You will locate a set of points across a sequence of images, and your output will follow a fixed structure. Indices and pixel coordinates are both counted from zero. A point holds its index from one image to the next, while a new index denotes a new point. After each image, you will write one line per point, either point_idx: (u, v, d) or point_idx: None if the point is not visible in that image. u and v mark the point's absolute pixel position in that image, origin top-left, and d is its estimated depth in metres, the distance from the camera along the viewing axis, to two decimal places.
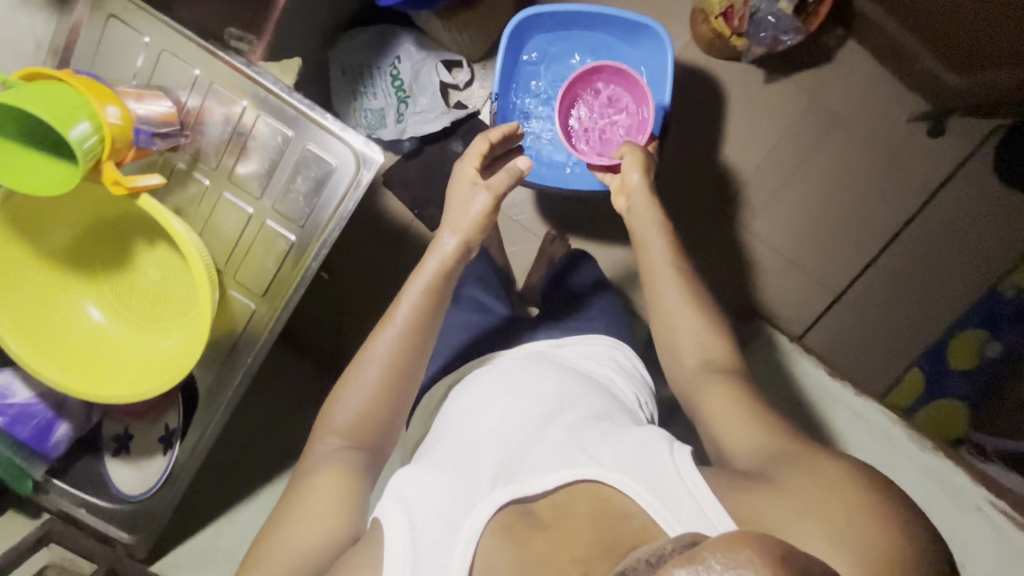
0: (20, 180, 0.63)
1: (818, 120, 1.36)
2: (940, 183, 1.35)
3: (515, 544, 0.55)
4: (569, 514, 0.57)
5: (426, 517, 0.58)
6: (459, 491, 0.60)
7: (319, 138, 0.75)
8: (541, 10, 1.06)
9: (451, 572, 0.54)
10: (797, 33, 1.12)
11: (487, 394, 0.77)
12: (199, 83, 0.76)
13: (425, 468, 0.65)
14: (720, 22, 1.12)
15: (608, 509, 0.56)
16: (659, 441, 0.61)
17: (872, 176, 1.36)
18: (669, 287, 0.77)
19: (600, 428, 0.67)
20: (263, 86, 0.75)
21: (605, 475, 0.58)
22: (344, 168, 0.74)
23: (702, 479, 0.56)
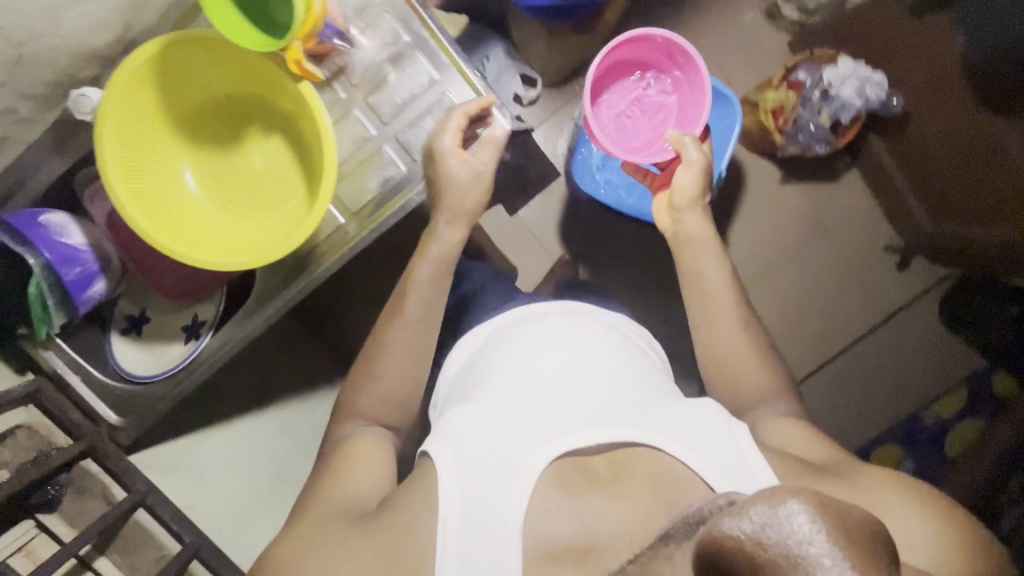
0: (222, 21, 0.75)
1: (813, 227, 1.56)
2: (895, 310, 1.57)
3: (566, 492, 0.66)
4: (620, 471, 0.67)
5: (484, 464, 0.66)
6: (514, 440, 0.69)
7: (458, 90, 0.88)
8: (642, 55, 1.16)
9: (507, 535, 0.62)
10: (828, 145, 1.32)
11: (514, 355, 0.81)
12: (372, 7, 0.86)
13: (475, 411, 0.72)
14: (769, 117, 1.31)
15: (664, 470, 0.66)
16: (707, 413, 0.71)
17: (843, 288, 1.57)
18: (717, 309, 0.84)
19: (645, 394, 0.77)
20: (429, 35, 0.87)
21: (656, 436, 0.68)
22: (473, 121, 0.87)
23: (750, 444, 0.68)
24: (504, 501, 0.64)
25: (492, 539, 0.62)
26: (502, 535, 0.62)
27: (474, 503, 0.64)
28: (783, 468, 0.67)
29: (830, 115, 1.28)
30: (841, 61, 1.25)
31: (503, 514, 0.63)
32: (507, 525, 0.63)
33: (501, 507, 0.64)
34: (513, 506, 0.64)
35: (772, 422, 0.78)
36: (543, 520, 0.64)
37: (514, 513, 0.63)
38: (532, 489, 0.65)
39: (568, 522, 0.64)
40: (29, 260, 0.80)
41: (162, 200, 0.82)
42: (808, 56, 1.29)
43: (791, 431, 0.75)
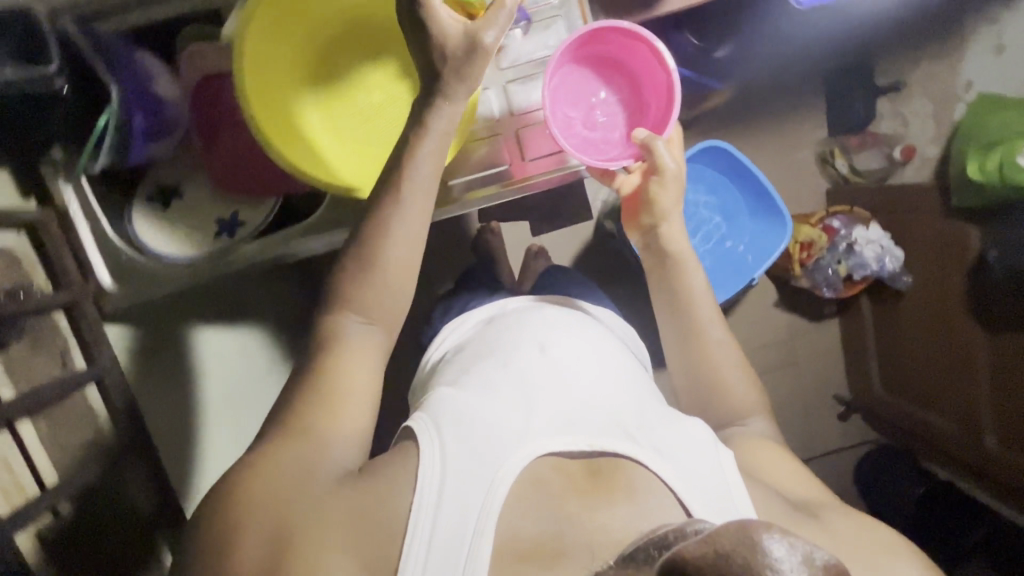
0: None
1: (784, 355, 1.66)
2: (822, 453, 1.69)
3: (543, 493, 0.63)
4: (601, 478, 0.65)
5: (462, 447, 0.65)
6: (493, 431, 0.67)
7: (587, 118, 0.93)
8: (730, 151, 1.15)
9: (484, 509, 0.60)
10: (835, 292, 1.44)
11: (509, 351, 0.83)
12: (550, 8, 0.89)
13: (465, 397, 0.73)
14: (797, 246, 1.40)
15: (644, 485, 0.64)
16: (700, 441, 0.70)
17: (788, 417, 1.67)
18: (718, 365, 0.83)
19: (638, 408, 0.75)
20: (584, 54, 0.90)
21: (641, 452, 0.66)
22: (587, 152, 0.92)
23: (733, 473, 0.67)
24: (473, 488, 0.61)
25: (461, 526, 0.59)
26: (472, 522, 0.59)
27: (445, 486, 0.61)
28: (765, 505, 0.66)
29: (850, 269, 1.40)
30: (872, 225, 1.40)
31: (472, 502, 0.61)
32: (477, 513, 0.60)
33: (472, 493, 0.61)
34: (482, 494, 0.61)
35: (741, 445, 0.76)
36: (519, 507, 0.61)
37: (486, 506, 0.60)
38: (507, 483, 0.62)
39: (542, 525, 0.61)
40: (111, 87, 0.81)
41: (276, 98, 0.82)
42: (847, 209, 1.43)
43: (780, 467, 0.75)
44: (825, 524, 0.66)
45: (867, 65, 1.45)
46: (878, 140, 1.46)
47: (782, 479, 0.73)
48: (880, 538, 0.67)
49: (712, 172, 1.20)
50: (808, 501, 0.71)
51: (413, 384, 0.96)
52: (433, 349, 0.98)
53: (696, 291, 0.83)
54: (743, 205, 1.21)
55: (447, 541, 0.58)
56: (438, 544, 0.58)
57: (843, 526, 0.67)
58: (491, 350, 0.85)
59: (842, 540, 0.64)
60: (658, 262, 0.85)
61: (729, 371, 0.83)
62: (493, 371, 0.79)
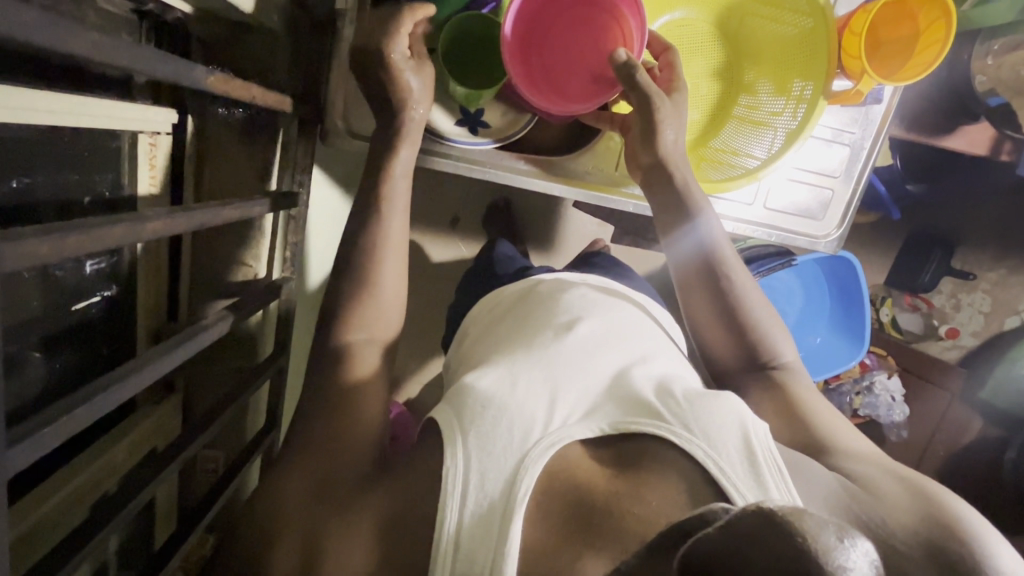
0: (808, 37, 0.72)
1: None
2: None
3: (570, 481, 0.55)
4: (630, 468, 0.56)
5: (486, 436, 0.56)
6: (517, 411, 0.58)
7: (826, 207, 0.81)
8: (854, 265, 1.21)
9: (515, 488, 0.53)
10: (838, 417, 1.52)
11: (534, 329, 0.71)
12: (878, 91, 0.77)
13: (494, 371, 0.63)
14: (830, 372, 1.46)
15: (688, 482, 0.54)
16: (729, 407, 0.59)
17: None
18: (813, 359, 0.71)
19: (670, 379, 0.65)
20: (867, 148, 0.79)
21: (672, 431, 0.57)
22: (806, 229, 0.81)
23: (771, 448, 0.56)
24: (496, 477, 0.54)
25: (490, 513, 0.53)
26: (499, 513, 0.52)
27: (468, 480, 0.54)
28: (856, 493, 0.55)
29: (862, 403, 1.50)
30: (894, 376, 1.51)
31: (494, 491, 0.53)
32: (501, 505, 0.53)
33: (490, 484, 0.54)
34: (507, 480, 0.54)
35: (781, 414, 0.66)
36: (556, 482, 0.55)
37: (512, 494, 0.53)
38: (536, 469, 0.54)
39: (572, 516, 0.54)
40: None
41: None
42: (880, 352, 1.51)
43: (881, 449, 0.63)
44: (873, 488, 0.55)
45: (952, 243, 1.50)
46: (930, 312, 1.54)
47: (847, 440, 0.63)
48: (930, 499, 0.53)
49: (821, 274, 1.26)
50: (862, 456, 0.60)
51: (457, 337, 0.86)
52: (473, 312, 0.87)
53: (740, 280, 0.73)
54: (827, 314, 1.29)
55: (475, 529, 0.52)
56: (469, 523, 0.52)
57: (880, 486, 0.55)
58: (518, 326, 0.74)
59: (897, 510, 0.52)
60: (702, 283, 0.73)
61: (776, 334, 0.72)
62: (520, 341, 0.70)
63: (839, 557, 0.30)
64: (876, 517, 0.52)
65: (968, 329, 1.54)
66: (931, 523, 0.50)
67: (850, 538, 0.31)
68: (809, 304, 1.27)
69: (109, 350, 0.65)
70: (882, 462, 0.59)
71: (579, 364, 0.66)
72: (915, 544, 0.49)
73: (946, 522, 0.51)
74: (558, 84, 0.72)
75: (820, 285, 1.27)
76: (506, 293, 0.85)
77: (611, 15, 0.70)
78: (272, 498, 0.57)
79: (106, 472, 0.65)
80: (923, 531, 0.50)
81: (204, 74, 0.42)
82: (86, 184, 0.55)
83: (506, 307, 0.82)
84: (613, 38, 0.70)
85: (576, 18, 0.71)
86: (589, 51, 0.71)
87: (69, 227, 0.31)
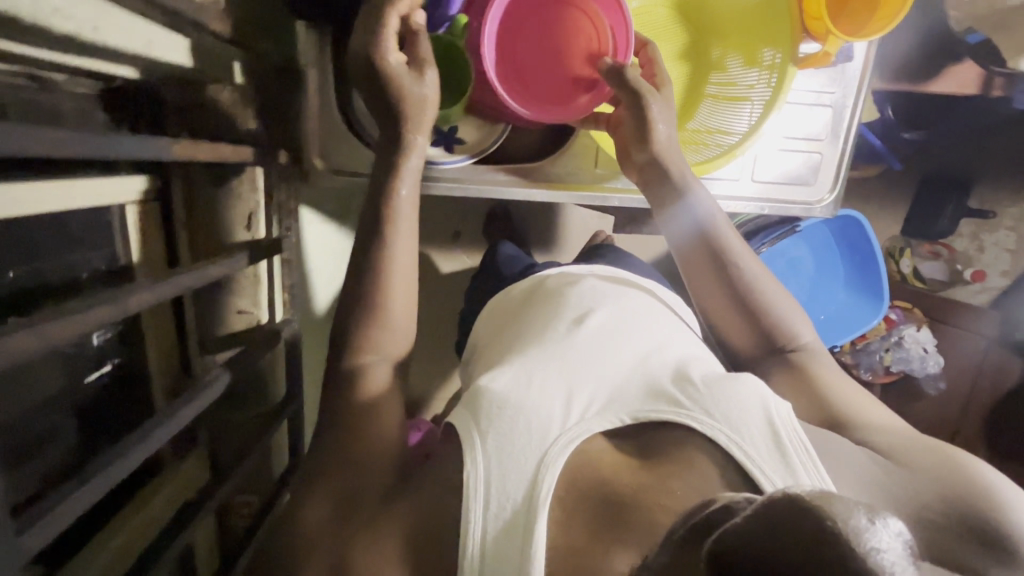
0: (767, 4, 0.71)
1: None
2: None
3: (591, 478, 0.55)
4: (653, 459, 0.56)
5: (503, 440, 0.56)
6: (532, 411, 0.58)
7: (817, 171, 0.79)
8: (863, 222, 1.18)
9: (537, 489, 0.53)
10: (871, 375, 1.48)
11: (545, 326, 0.72)
12: (850, 49, 0.75)
13: (508, 372, 0.64)
14: None
15: (710, 468, 0.54)
16: (749, 391, 0.58)
17: None
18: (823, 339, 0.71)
19: (688, 365, 0.65)
20: (850, 106, 0.77)
21: (692, 418, 0.57)
22: (798, 196, 0.79)
23: (795, 426, 0.55)
24: (516, 479, 0.54)
25: (515, 515, 0.53)
26: (522, 518, 0.52)
27: (490, 484, 0.54)
28: (889, 471, 0.54)
29: (893, 360, 1.46)
30: (925, 328, 1.46)
31: (517, 496, 0.53)
32: (525, 509, 0.53)
33: (512, 490, 0.54)
34: (528, 481, 0.54)
35: (801, 392, 0.66)
36: (578, 479, 0.55)
37: (534, 494, 0.53)
38: (556, 468, 0.55)
39: (597, 512, 0.54)
40: None
41: None
42: (907, 305, 1.47)
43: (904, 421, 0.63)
44: (906, 463, 0.55)
45: (967, 184, 1.45)
46: (954, 257, 1.49)
47: (870, 415, 0.61)
48: (963, 466, 0.53)
49: (831, 236, 1.23)
50: (890, 429, 0.59)
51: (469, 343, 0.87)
52: (483, 317, 0.87)
53: (742, 254, 0.72)
54: (843, 275, 1.25)
55: (502, 537, 0.52)
56: (493, 529, 0.52)
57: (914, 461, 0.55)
58: (528, 325, 0.74)
59: (935, 484, 0.52)
60: (705, 258, 0.72)
61: (787, 309, 0.71)
62: (532, 339, 0.70)
63: (871, 537, 0.29)
64: (913, 493, 0.51)
65: (995, 269, 1.49)
66: (969, 492, 0.50)
67: (880, 516, 0.30)
68: (821, 268, 1.25)
69: (127, 417, 0.67)
70: (911, 435, 0.58)
71: (594, 357, 0.66)
72: (946, 518, 0.49)
73: (982, 489, 0.50)
74: (544, 94, 0.73)
75: (831, 247, 1.24)
76: (512, 294, 0.86)
77: (582, 14, 0.71)
78: (294, 529, 0.58)
79: (140, 533, 0.67)
80: (963, 503, 0.50)
81: (169, 144, 0.43)
82: (80, 262, 0.57)
83: (514, 308, 0.83)
84: (589, 36, 0.71)
85: (544, 22, 0.71)
86: (568, 54, 0.72)
87: (48, 317, 0.32)
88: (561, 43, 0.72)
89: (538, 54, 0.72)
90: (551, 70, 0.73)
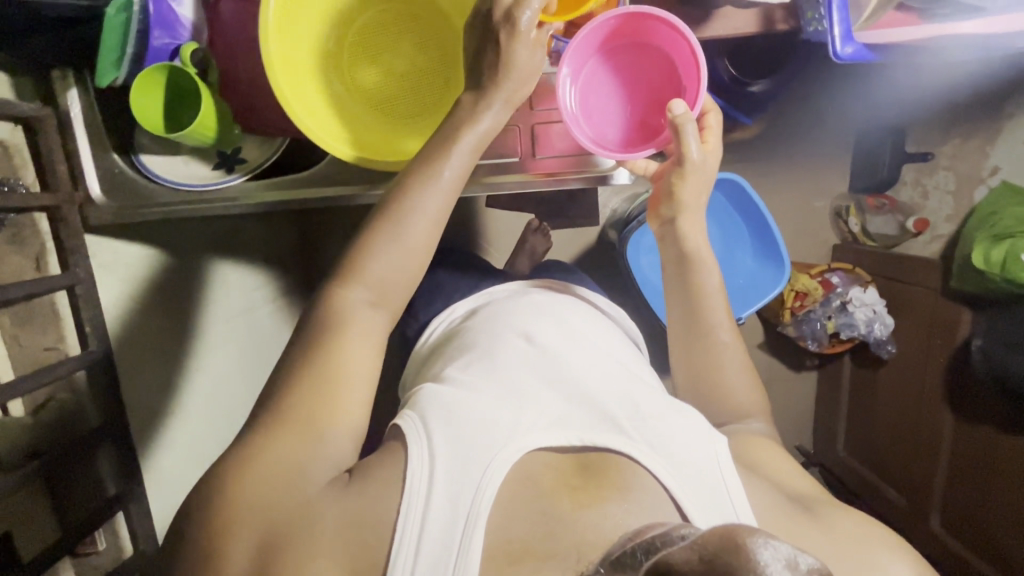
0: None
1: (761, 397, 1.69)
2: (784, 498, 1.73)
3: (534, 491, 0.57)
4: (595, 476, 0.59)
5: (453, 449, 0.58)
6: (484, 426, 0.61)
7: None
8: (743, 182, 1.12)
9: (480, 501, 0.55)
10: (818, 344, 1.42)
11: (496, 345, 0.76)
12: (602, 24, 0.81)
13: (453, 386, 0.68)
14: (792, 294, 1.39)
15: (646, 488, 0.58)
16: (694, 429, 0.64)
17: None
18: (741, 379, 0.77)
19: (632, 387, 0.69)
20: None
21: (637, 447, 0.61)
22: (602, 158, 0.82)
23: (731, 466, 0.61)
24: (461, 492, 0.56)
25: (450, 531, 0.54)
26: (458, 534, 0.53)
27: (435, 494, 0.55)
28: (799, 520, 0.60)
29: (838, 326, 1.38)
30: (870, 288, 1.37)
31: (455, 507, 0.55)
32: (461, 521, 0.54)
33: (456, 503, 0.55)
34: (472, 493, 0.55)
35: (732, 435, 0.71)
36: (518, 495, 0.57)
37: (475, 507, 0.55)
38: (496, 482, 0.56)
39: (537, 524, 0.55)
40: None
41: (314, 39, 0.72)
42: (848, 266, 1.40)
43: (802, 475, 0.71)
44: (814, 515, 0.62)
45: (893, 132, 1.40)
46: (895, 209, 1.43)
47: (780, 471, 0.68)
48: (858, 530, 0.62)
49: (722, 203, 1.17)
50: (799, 488, 0.67)
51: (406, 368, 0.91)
52: (424, 337, 0.93)
53: (709, 290, 0.77)
54: (746, 243, 1.18)
55: (431, 554, 0.53)
56: (428, 544, 0.53)
57: (833, 519, 0.62)
58: (477, 339, 0.78)
59: (839, 537, 0.60)
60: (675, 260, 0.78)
61: (725, 346, 0.77)
62: (486, 354, 0.74)
63: (765, 565, 0.35)
64: (821, 544, 0.58)
65: (940, 216, 1.36)
66: (849, 552, 0.59)
67: (771, 543, 0.37)
68: (719, 237, 1.18)
69: None
70: (819, 497, 0.67)
71: (543, 376, 0.69)
72: (839, 565, 0.57)
73: (861, 552, 0.60)
74: (605, 123, 0.79)
75: (725, 214, 1.18)
76: (455, 317, 0.91)
77: (659, 68, 0.77)
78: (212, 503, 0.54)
79: None
80: (854, 559, 0.59)
81: None
82: None
83: (455, 329, 0.88)
84: (667, 81, 0.76)
85: (628, 54, 0.77)
86: (632, 95, 0.78)
87: None
88: (649, 67, 0.77)
89: (611, 81, 0.78)
90: (610, 101, 0.78)
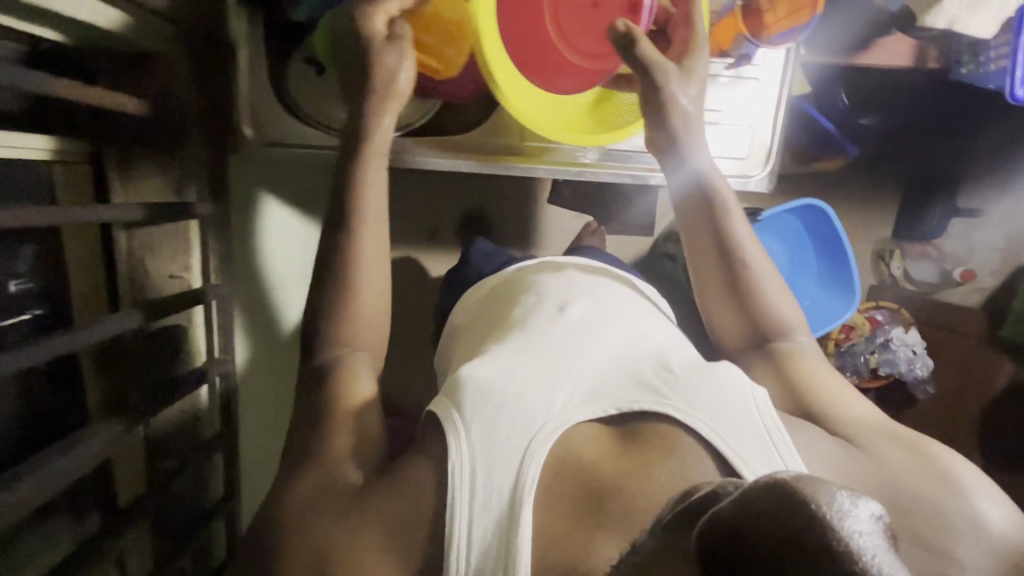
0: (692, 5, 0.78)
1: None
2: None
3: (576, 463, 0.57)
4: (635, 445, 0.59)
5: (487, 428, 0.58)
6: (518, 401, 0.60)
7: (758, 143, 0.85)
8: (825, 207, 1.16)
9: (525, 477, 0.55)
10: (856, 377, 1.39)
11: (527, 316, 0.74)
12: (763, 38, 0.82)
13: (486, 356, 0.66)
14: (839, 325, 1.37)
15: (685, 452, 0.57)
16: (725, 380, 0.63)
17: None
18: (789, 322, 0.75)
19: (667, 353, 0.68)
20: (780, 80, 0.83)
21: (675, 409, 0.60)
22: (742, 166, 0.85)
23: (772, 413, 0.61)
24: (505, 469, 0.56)
25: (500, 504, 0.54)
26: (507, 508, 0.54)
27: (477, 472, 0.56)
28: (849, 463, 0.60)
29: (880, 362, 1.38)
30: (913, 329, 1.38)
31: (502, 482, 0.55)
32: (511, 496, 0.55)
33: (501, 477, 0.56)
34: (514, 471, 0.56)
35: (777, 378, 0.71)
36: (564, 464, 0.57)
37: (519, 485, 0.55)
38: (540, 457, 0.56)
39: (581, 501, 0.56)
40: None
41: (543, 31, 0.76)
42: (894, 305, 1.40)
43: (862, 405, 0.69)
44: (869, 452, 0.61)
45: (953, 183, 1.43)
46: (942, 256, 1.45)
47: (833, 408, 0.68)
48: (911, 459, 0.61)
49: (799, 228, 1.21)
50: (854, 422, 0.66)
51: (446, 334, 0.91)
52: (461, 305, 0.92)
53: (744, 237, 0.76)
54: (814, 270, 1.22)
55: (486, 525, 0.54)
56: (479, 514, 0.54)
57: (886, 449, 0.62)
58: (509, 312, 0.77)
59: (892, 472, 0.59)
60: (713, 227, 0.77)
61: (771, 288, 0.75)
62: (517, 327, 0.72)
63: (838, 514, 0.28)
64: (872, 483, 0.58)
65: (985, 269, 1.45)
66: (908, 486, 0.58)
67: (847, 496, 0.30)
68: (791, 259, 1.22)
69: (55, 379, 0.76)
70: (875, 428, 0.65)
71: (573, 345, 0.68)
72: (896, 502, 0.57)
73: (919, 486, 0.58)
74: None
75: (798, 238, 1.21)
76: (497, 278, 0.91)
77: None
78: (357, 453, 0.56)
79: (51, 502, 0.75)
80: (911, 491, 0.58)
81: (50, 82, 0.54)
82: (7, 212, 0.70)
83: (495, 297, 0.87)
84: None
85: None
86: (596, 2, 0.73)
87: None
88: None
89: None
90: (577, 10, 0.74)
